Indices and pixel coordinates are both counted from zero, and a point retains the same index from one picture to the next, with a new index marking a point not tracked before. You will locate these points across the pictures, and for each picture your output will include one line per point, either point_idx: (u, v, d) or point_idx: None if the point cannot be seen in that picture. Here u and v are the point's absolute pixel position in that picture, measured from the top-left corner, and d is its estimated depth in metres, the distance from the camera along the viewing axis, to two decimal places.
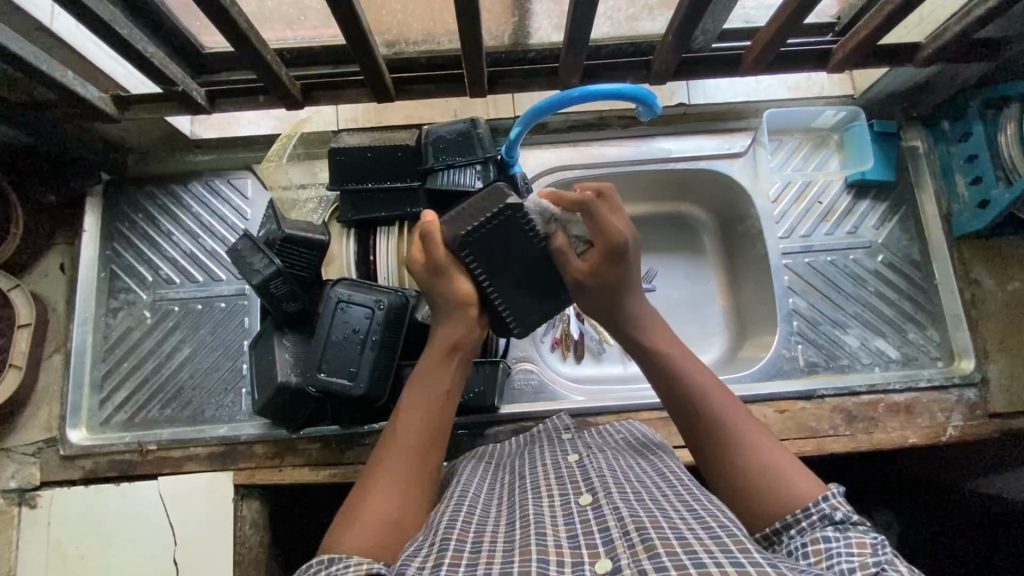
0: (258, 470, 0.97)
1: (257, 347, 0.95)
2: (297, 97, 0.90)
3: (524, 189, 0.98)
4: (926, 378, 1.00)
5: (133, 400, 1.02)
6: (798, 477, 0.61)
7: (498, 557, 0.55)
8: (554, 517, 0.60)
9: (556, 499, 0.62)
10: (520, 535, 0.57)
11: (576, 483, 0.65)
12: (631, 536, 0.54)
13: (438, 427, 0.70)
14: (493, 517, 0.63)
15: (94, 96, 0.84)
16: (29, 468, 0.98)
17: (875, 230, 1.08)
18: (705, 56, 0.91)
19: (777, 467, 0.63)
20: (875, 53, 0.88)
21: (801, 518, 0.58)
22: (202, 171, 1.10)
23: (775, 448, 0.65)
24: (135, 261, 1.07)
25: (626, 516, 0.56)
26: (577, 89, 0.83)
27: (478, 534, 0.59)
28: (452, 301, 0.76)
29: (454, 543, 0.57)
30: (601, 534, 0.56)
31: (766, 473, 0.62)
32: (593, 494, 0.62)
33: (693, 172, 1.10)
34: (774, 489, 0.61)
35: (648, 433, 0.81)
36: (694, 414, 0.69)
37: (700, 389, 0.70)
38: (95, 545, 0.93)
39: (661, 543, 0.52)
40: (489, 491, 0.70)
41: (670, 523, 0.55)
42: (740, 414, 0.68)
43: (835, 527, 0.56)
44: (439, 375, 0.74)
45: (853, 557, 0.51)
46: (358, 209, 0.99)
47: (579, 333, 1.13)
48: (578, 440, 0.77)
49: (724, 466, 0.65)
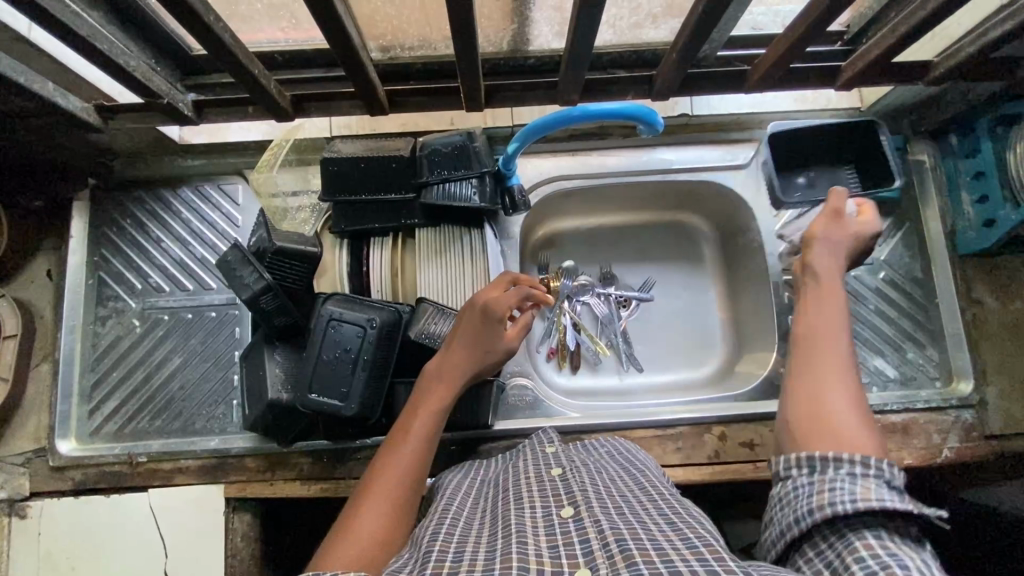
0: (248, 484, 0.96)
1: (246, 360, 0.94)
2: (286, 107, 0.86)
3: (520, 200, 0.97)
4: (924, 400, 0.99)
5: (122, 410, 1.01)
6: (858, 432, 0.64)
7: (480, 565, 0.54)
8: (536, 527, 0.59)
9: (538, 510, 0.62)
10: (501, 546, 0.57)
11: (559, 495, 0.64)
12: (609, 546, 0.54)
13: (427, 444, 0.74)
14: (476, 530, 0.62)
15: (76, 107, 0.81)
16: (17, 479, 0.97)
17: (876, 247, 1.06)
18: (710, 69, 0.88)
19: (843, 414, 0.66)
20: (888, 70, 0.84)
21: (856, 460, 0.61)
22: (192, 175, 1.07)
23: (854, 404, 0.67)
24: (123, 268, 1.05)
25: (606, 528, 0.57)
26: (577, 107, 0.80)
27: (459, 544, 0.58)
28: (473, 342, 0.82)
29: (436, 552, 0.56)
30: (581, 545, 0.56)
31: (827, 411, 0.66)
32: (575, 507, 0.61)
33: (694, 184, 1.09)
34: (830, 434, 0.65)
35: (631, 452, 0.80)
36: (806, 343, 0.73)
37: (831, 329, 0.73)
38: (85, 555, 0.93)
39: (639, 552, 0.52)
40: (473, 504, 0.69)
41: (648, 534, 0.56)
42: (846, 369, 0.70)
43: (889, 486, 0.59)
44: (439, 407, 0.78)
45: (906, 503, 0.56)
46: (352, 220, 0.96)
47: (574, 343, 1.11)
48: (563, 454, 0.77)
49: (799, 395, 0.69)
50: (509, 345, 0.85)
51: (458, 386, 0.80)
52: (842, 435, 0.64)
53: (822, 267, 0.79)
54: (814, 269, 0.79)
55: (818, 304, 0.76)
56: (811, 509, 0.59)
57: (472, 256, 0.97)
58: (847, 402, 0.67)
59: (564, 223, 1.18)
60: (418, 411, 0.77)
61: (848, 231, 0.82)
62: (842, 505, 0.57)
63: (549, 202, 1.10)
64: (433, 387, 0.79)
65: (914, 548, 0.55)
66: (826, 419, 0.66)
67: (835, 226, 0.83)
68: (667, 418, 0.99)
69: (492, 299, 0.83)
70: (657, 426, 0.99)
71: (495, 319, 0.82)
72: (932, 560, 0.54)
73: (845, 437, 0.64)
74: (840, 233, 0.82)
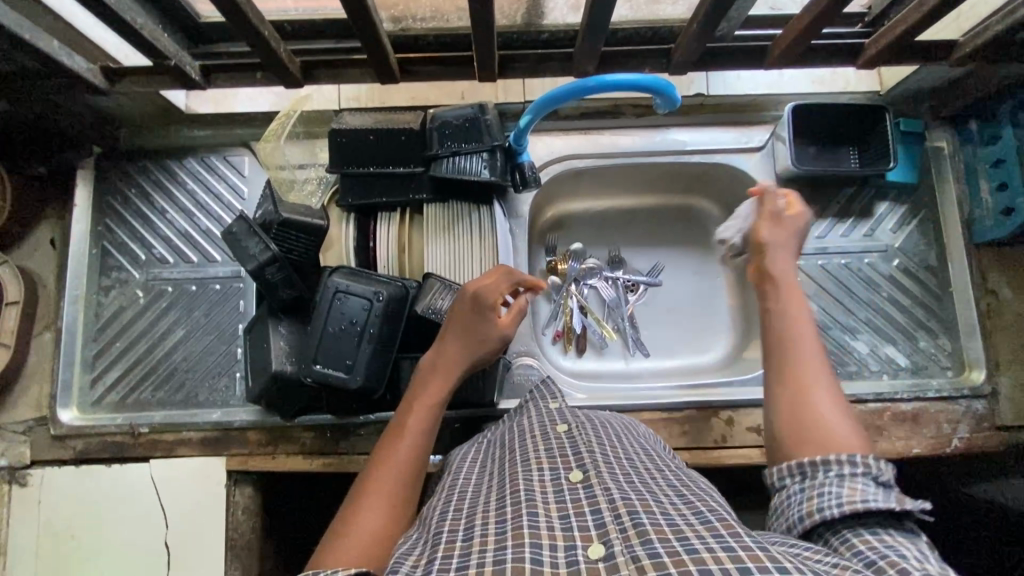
0: (250, 457, 0.96)
1: (250, 332, 0.93)
2: (295, 74, 0.85)
3: (530, 177, 0.95)
4: (935, 389, 0.98)
5: (124, 380, 1.00)
6: (844, 428, 0.60)
7: (491, 542, 0.52)
8: (546, 494, 0.58)
9: (546, 474, 0.61)
10: (511, 514, 0.55)
11: (566, 456, 0.63)
12: (621, 518, 0.52)
13: (423, 440, 0.71)
14: (484, 494, 0.61)
15: (82, 67, 0.79)
16: (19, 447, 0.96)
17: (891, 234, 1.04)
18: (729, 46, 0.86)
19: (828, 410, 0.62)
20: (911, 50, 0.82)
21: (843, 460, 0.57)
22: (198, 146, 1.06)
23: (832, 395, 0.63)
24: (128, 238, 1.03)
25: (617, 499, 0.55)
26: (592, 78, 0.78)
27: (467, 519, 0.57)
28: (466, 332, 0.81)
29: (447, 533, 0.55)
30: (593, 516, 0.54)
31: (811, 410, 0.62)
32: (583, 471, 0.60)
33: (707, 166, 1.07)
34: (817, 436, 0.60)
35: (632, 421, 0.79)
36: (774, 345, 0.67)
37: (799, 323, 0.67)
38: (85, 524, 0.93)
39: (653, 529, 0.51)
40: (481, 467, 0.68)
41: (661, 509, 0.55)
42: (816, 363, 0.65)
43: (877, 485, 0.55)
44: (437, 399, 0.76)
45: (890, 502, 0.53)
46: (359, 194, 0.95)
47: (580, 326, 1.10)
48: (567, 409, 0.76)
49: (778, 400, 0.64)
50: (503, 333, 0.83)
51: (456, 378, 0.79)
52: (829, 438, 0.60)
53: (776, 268, 0.73)
54: (767, 266, 0.73)
55: (776, 304, 0.70)
56: (801, 515, 0.56)
57: (481, 232, 0.96)
58: (828, 397, 0.62)
59: (573, 204, 1.16)
60: (415, 406, 0.75)
61: (786, 229, 0.76)
62: (828, 511, 0.54)
63: (560, 181, 1.08)
64: (431, 381, 0.77)
65: (914, 541, 0.52)
66: (809, 423, 0.61)
67: (777, 223, 0.76)
68: (674, 401, 0.97)
69: (483, 287, 0.82)
70: (664, 409, 0.98)
71: (485, 306, 0.81)
72: (937, 554, 0.51)
73: (833, 440, 0.59)
74: (778, 231, 0.76)
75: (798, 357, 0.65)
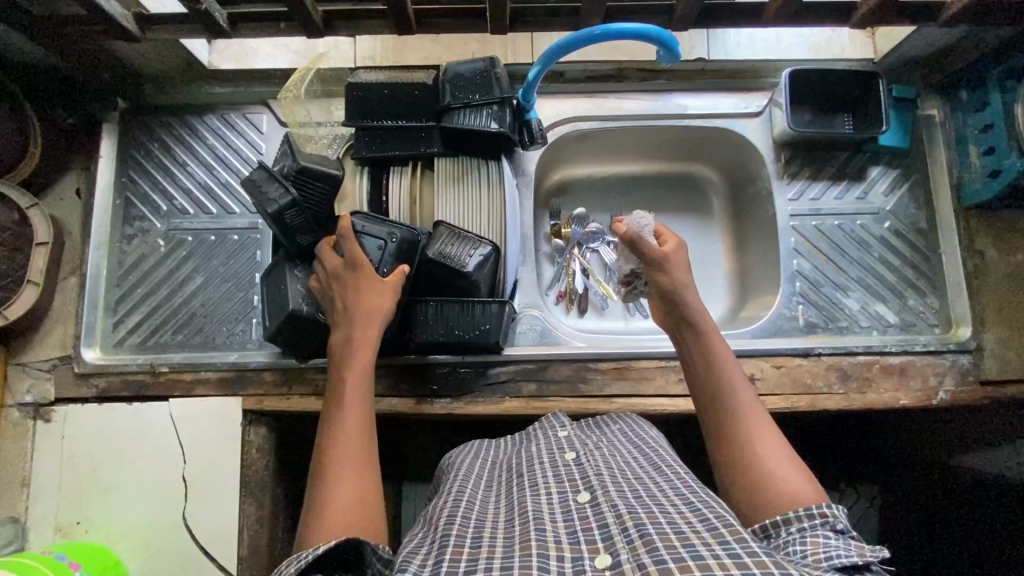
0: (266, 397, 1.00)
1: (268, 279, 0.97)
2: (318, 24, 0.89)
3: (537, 135, 1.01)
4: (923, 343, 1.02)
5: (145, 324, 1.04)
6: (794, 478, 0.65)
7: (499, 551, 0.57)
8: (553, 514, 0.62)
9: (555, 497, 0.65)
10: (519, 533, 0.60)
11: (576, 479, 0.68)
12: (629, 531, 0.55)
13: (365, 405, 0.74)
14: (493, 514, 0.66)
15: (117, 12, 0.84)
16: (44, 384, 1.01)
17: (884, 197, 1.08)
18: (727, 4, 0.90)
19: (771, 462, 0.67)
20: (900, 9, 0.87)
21: (802, 516, 0.60)
22: (219, 102, 1.10)
23: (777, 444, 0.69)
24: (150, 190, 1.08)
25: (624, 513, 0.58)
26: (599, 26, 0.82)
27: (476, 530, 0.62)
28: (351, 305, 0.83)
29: (455, 537, 0.60)
30: (600, 530, 0.58)
31: (756, 455, 0.67)
32: (591, 492, 0.64)
33: (707, 130, 1.11)
34: (773, 484, 0.65)
35: (640, 430, 0.83)
36: (711, 390, 0.74)
37: (720, 371, 0.75)
38: (106, 460, 0.97)
39: (659, 537, 0.54)
40: (487, 487, 0.74)
41: (667, 518, 0.57)
42: (754, 413, 0.71)
43: (836, 533, 0.59)
44: (366, 362, 0.78)
45: (853, 552, 0.55)
46: (372, 147, 0.99)
47: (583, 287, 1.14)
48: (575, 438, 0.82)
49: (729, 456, 0.69)
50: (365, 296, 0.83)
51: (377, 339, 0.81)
52: (783, 487, 0.64)
53: (686, 319, 0.80)
54: (686, 316, 0.80)
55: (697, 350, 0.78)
56: None
57: (488, 182, 0.99)
58: (772, 444, 0.68)
59: (576, 169, 1.21)
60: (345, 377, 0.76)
61: (682, 265, 0.83)
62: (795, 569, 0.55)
63: (565, 144, 1.13)
64: (347, 358, 0.79)
65: None
66: (759, 477, 0.66)
67: (666, 270, 0.82)
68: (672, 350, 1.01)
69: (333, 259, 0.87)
70: (663, 358, 1.02)
71: (362, 269, 0.84)
72: None
73: (786, 489, 0.64)
74: (678, 271, 0.83)
75: (734, 402, 0.72)
